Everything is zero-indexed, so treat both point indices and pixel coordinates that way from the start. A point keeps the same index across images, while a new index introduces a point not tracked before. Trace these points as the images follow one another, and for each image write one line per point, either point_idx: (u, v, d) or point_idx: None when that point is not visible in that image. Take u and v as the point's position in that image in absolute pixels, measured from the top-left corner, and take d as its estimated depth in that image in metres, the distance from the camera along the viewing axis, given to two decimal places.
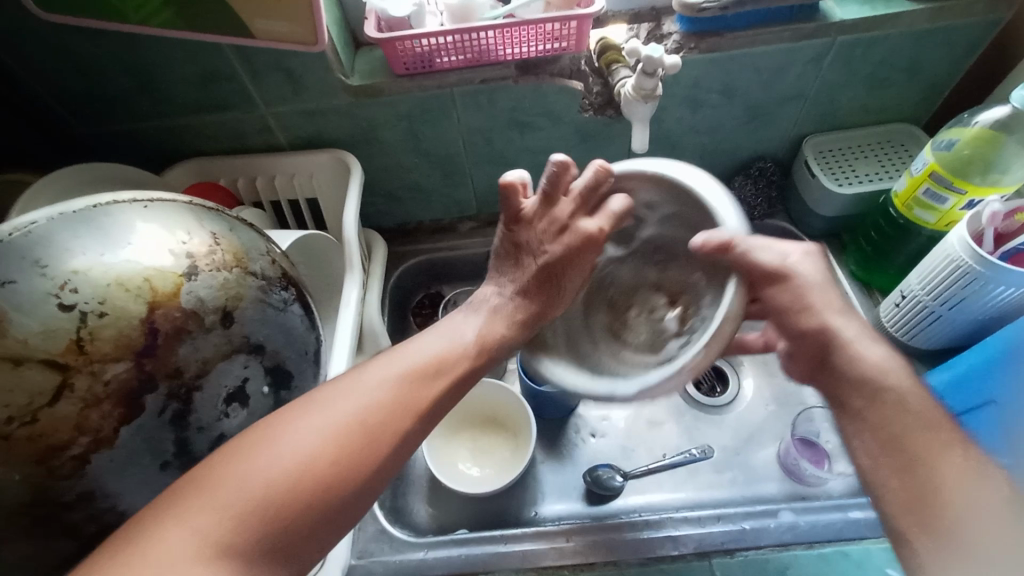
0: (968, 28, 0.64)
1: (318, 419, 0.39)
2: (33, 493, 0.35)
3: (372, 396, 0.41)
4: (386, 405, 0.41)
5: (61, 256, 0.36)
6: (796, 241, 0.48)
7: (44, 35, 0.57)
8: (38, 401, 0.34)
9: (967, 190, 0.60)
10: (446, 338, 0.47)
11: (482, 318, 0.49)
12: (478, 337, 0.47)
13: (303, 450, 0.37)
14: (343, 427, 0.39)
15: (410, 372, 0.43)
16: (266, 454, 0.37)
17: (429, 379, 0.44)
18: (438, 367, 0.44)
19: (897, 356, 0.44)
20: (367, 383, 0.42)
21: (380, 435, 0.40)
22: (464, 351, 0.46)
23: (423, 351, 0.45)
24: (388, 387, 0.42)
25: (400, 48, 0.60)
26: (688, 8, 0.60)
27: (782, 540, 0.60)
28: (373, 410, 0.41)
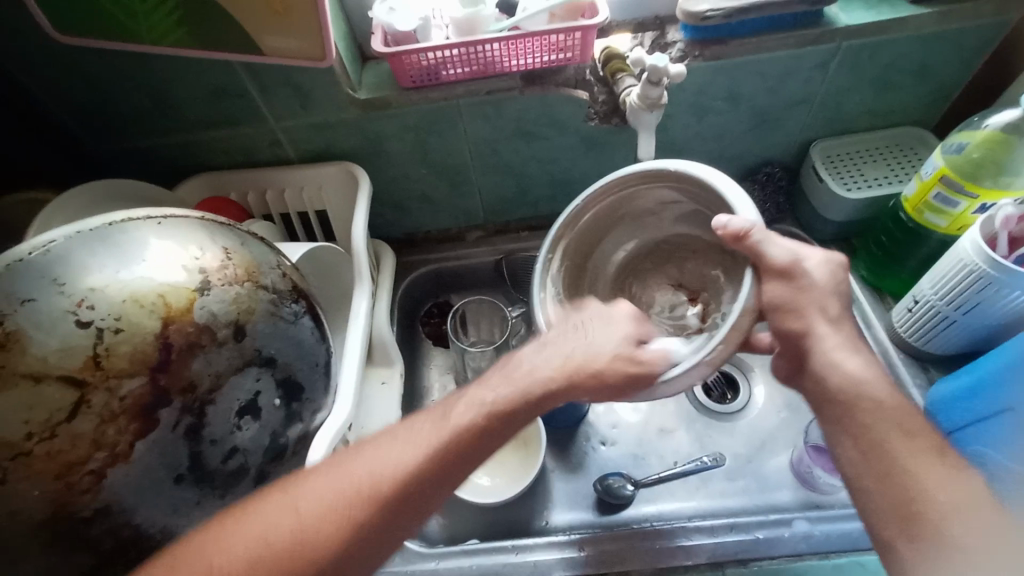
0: (975, 30, 0.63)
1: (270, 522, 0.39)
2: (52, 508, 0.35)
3: (327, 501, 0.39)
4: (331, 520, 0.39)
5: (78, 274, 0.37)
6: (818, 249, 0.49)
7: (62, 57, 0.58)
8: (57, 417, 0.35)
9: (979, 194, 0.59)
10: (415, 439, 0.42)
11: (460, 412, 0.43)
12: (454, 439, 0.42)
13: (248, 554, 0.37)
14: (293, 533, 0.38)
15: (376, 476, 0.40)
16: (219, 553, 0.37)
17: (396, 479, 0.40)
18: (397, 475, 0.40)
19: (872, 369, 0.46)
20: (327, 484, 0.40)
21: (319, 549, 0.38)
22: (447, 444, 0.42)
23: (386, 457, 0.41)
24: (345, 493, 0.40)
25: (407, 62, 0.61)
26: (692, 16, 0.61)
27: (797, 550, 0.59)
28: (313, 523, 0.39)
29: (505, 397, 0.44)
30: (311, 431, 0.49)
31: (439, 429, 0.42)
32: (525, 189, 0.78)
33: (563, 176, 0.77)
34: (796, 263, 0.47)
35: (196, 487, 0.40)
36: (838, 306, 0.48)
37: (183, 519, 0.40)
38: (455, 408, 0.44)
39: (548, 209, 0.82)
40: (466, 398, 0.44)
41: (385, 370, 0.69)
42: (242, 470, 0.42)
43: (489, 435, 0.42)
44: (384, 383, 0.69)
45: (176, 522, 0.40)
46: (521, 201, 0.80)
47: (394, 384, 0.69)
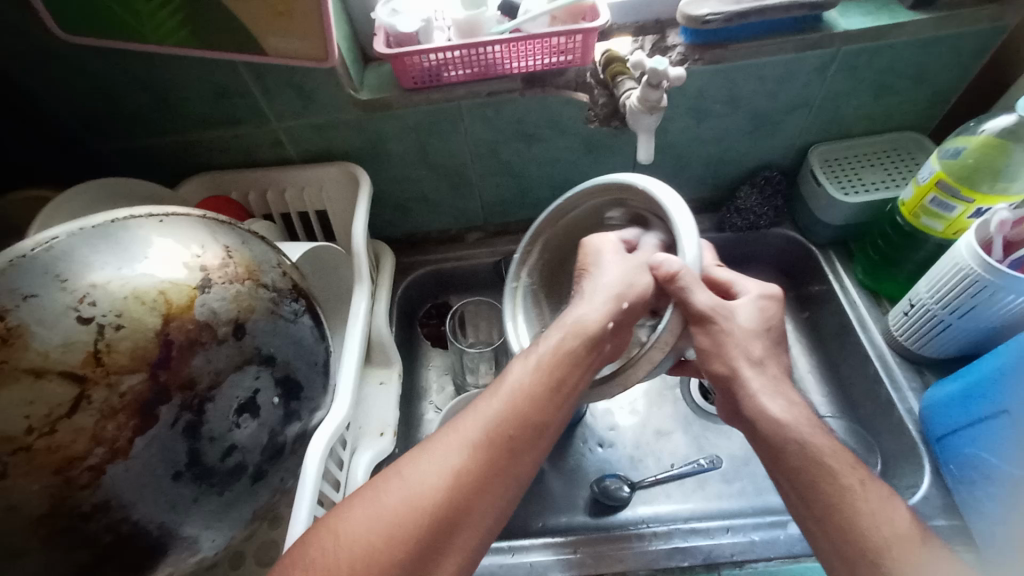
0: (972, 37, 0.64)
1: (397, 480, 0.43)
2: (51, 503, 0.35)
3: (443, 452, 0.44)
4: (439, 474, 0.43)
5: (80, 270, 0.38)
6: (755, 287, 0.54)
7: (65, 55, 0.59)
8: (57, 412, 0.35)
9: (975, 199, 0.60)
10: (491, 397, 0.47)
11: (523, 368, 0.48)
12: (526, 384, 0.46)
13: (386, 507, 0.41)
14: (421, 485, 0.42)
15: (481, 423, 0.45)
16: (354, 517, 0.41)
17: (501, 422, 0.45)
18: (486, 424, 0.45)
19: (801, 407, 0.47)
20: (440, 440, 0.45)
21: (437, 504, 0.41)
22: (533, 390, 0.46)
23: (469, 415, 0.46)
24: (457, 443, 0.44)
25: (409, 63, 0.61)
26: (693, 20, 0.61)
27: (793, 551, 0.59)
28: (423, 481, 0.42)
29: (558, 342, 0.49)
30: (308, 430, 0.49)
31: (508, 384, 0.47)
32: (525, 191, 0.79)
33: (563, 178, 0.77)
34: (717, 310, 0.50)
35: (194, 484, 0.40)
36: (762, 348, 0.50)
37: (180, 516, 0.40)
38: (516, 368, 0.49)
39: (547, 211, 0.83)
40: (522, 358, 0.49)
41: (383, 370, 0.70)
42: (240, 467, 0.43)
43: (559, 378, 0.47)
44: (382, 383, 0.69)
45: (173, 519, 0.40)
46: (521, 202, 0.81)
47: (392, 384, 0.69)
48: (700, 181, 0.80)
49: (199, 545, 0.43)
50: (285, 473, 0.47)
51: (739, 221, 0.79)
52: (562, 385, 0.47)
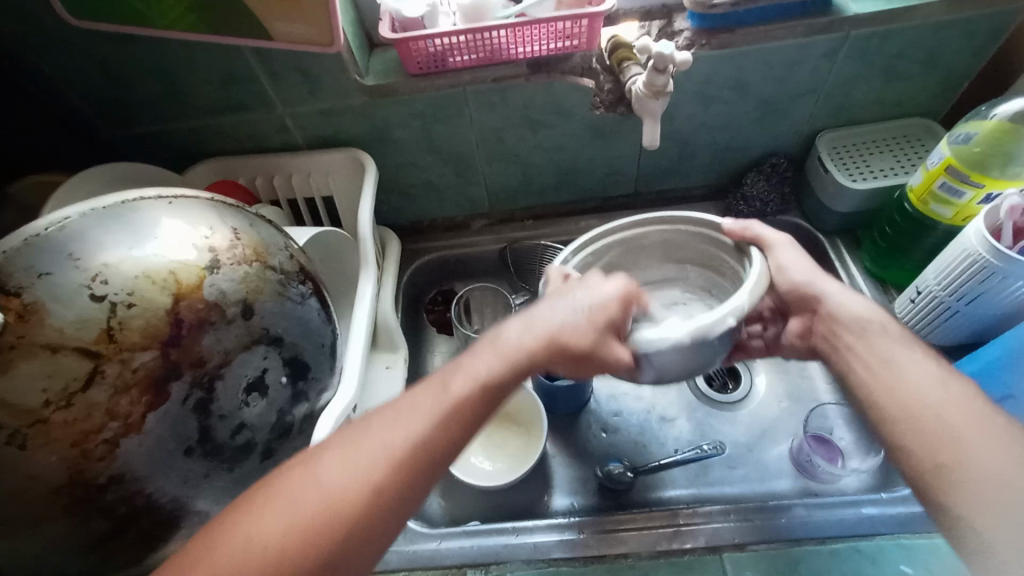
0: (986, 20, 0.63)
1: (297, 495, 0.39)
2: (69, 475, 0.36)
3: (354, 463, 0.41)
4: (334, 498, 0.40)
5: (92, 250, 0.38)
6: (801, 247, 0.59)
7: (76, 41, 0.59)
8: (73, 387, 0.36)
9: (985, 183, 0.59)
10: (413, 412, 0.43)
11: (463, 375, 0.45)
12: (447, 408, 0.43)
13: (285, 524, 0.38)
14: (322, 501, 0.39)
15: (399, 435, 0.42)
16: (248, 533, 0.38)
17: (417, 437, 0.42)
18: (405, 445, 0.41)
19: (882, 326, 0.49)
20: (352, 449, 0.41)
21: (340, 523, 0.39)
22: (459, 400, 0.44)
23: (373, 441, 0.42)
24: (371, 453, 0.41)
25: (414, 48, 0.61)
26: (700, 4, 0.61)
27: (796, 535, 0.59)
28: (328, 495, 0.39)
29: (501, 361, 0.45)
30: (316, 411, 0.50)
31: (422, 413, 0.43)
32: (530, 177, 0.79)
33: (568, 166, 0.77)
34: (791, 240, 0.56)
35: (206, 459, 0.41)
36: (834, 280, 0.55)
37: (192, 490, 0.41)
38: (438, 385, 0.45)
39: (553, 198, 0.83)
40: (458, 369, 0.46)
41: (389, 355, 0.71)
42: (250, 445, 0.44)
43: (474, 411, 0.44)
44: (388, 368, 0.70)
45: (186, 493, 0.41)
46: (526, 189, 0.81)
47: (398, 368, 0.70)
48: (707, 168, 0.79)
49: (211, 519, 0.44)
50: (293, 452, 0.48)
51: (745, 209, 0.79)
52: (473, 415, 0.44)
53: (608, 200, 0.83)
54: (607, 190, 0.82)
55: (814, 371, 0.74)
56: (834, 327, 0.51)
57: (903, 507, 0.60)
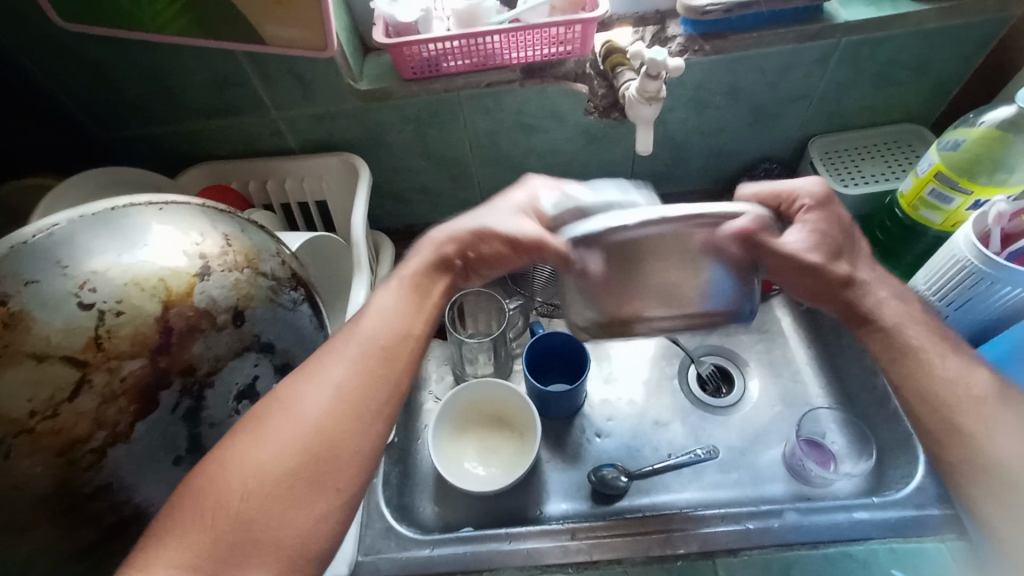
0: (975, 28, 0.64)
1: (271, 424, 0.41)
2: (55, 484, 0.36)
3: (316, 377, 0.43)
4: (309, 415, 0.41)
5: (81, 257, 0.38)
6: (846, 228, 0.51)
7: (66, 44, 0.59)
8: (60, 396, 0.36)
9: (972, 190, 0.60)
10: (359, 322, 0.46)
11: (392, 286, 0.49)
12: (388, 309, 0.47)
13: (264, 449, 0.40)
14: (297, 418, 0.41)
15: (351, 343, 0.45)
16: (229, 467, 0.39)
17: (368, 338, 0.45)
18: (359, 345, 0.45)
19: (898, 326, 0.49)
20: (312, 367, 0.44)
21: (318, 431, 0.41)
22: (399, 304, 0.48)
23: (330, 357, 0.44)
24: (330, 363, 0.44)
25: (408, 53, 0.61)
26: (693, 10, 0.61)
27: (787, 540, 0.60)
28: (300, 411, 0.41)
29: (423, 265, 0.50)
30: None
31: (369, 327, 0.46)
32: None
33: (562, 170, 0.77)
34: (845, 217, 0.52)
35: (196, 467, 0.41)
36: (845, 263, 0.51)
37: None
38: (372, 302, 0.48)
39: None
40: (387, 286, 0.49)
41: None
42: None
43: (417, 310, 0.48)
44: None
45: None
46: None
47: None
48: (700, 172, 0.80)
49: None
50: None
51: None
52: (414, 317, 0.48)
53: None
54: None
55: (807, 376, 0.75)
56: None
57: (893, 511, 0.60)
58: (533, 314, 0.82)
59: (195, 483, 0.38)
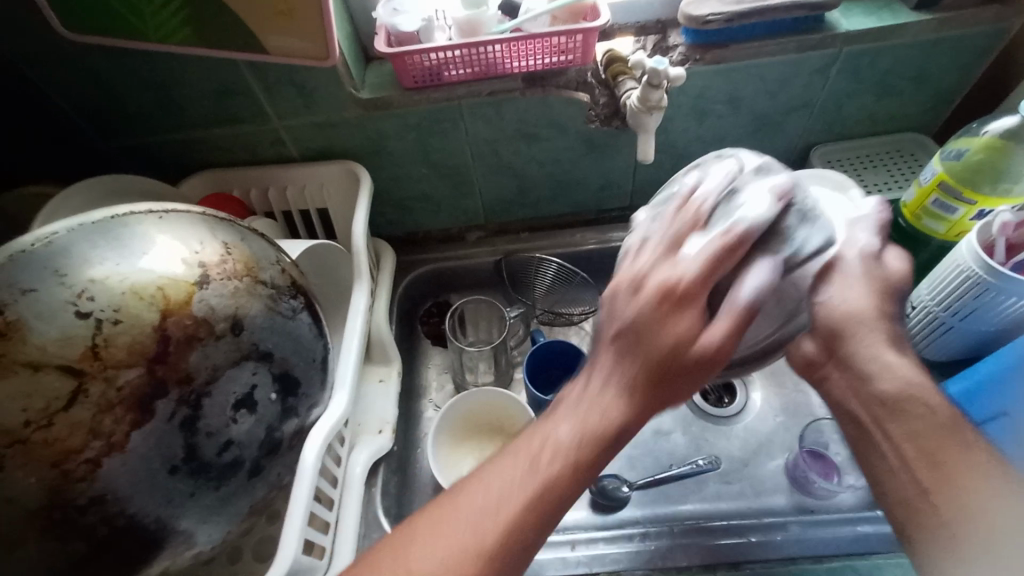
0: (977, 37, 0.64)
1: (451, 534, 0.39)
2: (49, 495, 0.36)
3: (500, 506, 0.39)
4: (485, 539, 0.38)
5: (78, 265, 0.38)
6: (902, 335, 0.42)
7: (72, 53, 0.59)
8: (55, 406, 0.36)
9: (977, 200, 0.60)
10: (525, 470, 0.39)
11: (571, 425, 0.39)
12: (536, 482, 0.39)
13: (439, 564, 0.38)
14: (473, 545, 0.38)
15: (535, 481, 0.39)
16: (406, 568, 0.38)
17: (534, 482, 0.39)
18: (535, 481, 0.39)
19: None
20: (492, 492, 0.40)
21: (492, 552, 0.38)
22: (544, 472, 0.39)
23: (503, 473, 0.40)
24: (517, 498, 0.39)
25: (409, 62, 0.61)
26: (693, 20, 0.61)
27: (791, 553, 0.59)
28: (484, 529, 0.38)
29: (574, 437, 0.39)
30: (307, 426, 0.50)
31: (550, 453, 0.39)
32: (525, 190, 0.79)
33: (564, 178, 0.77)
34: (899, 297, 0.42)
35: (191, 478, 0.40)
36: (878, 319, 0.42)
37: (177, 510, 0.40)
38: (540, 430, 0.41)
39: (548, 211, 0.82)
40: (566, 411, 0.40)
41: (383, 368, 0.70)
42: (237, 463, 0.43)
43: (580, 472, 0.39)
44: (382, 381, 0.69)
45: (170, 513, 0.40)
46: (522, 201, 0.80)
47: (391, 382, 0.69)
48: None
49: (195, 538, 0.43)
50: (282, 469, 0.47)
51: None
52: (586, 471, 0.39)
53: (603, 213, 0.83)
54: (602, 202, 0.81)
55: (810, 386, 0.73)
56: (880, 360, 0.40)
57: None
58: (534, 322, 0.82)
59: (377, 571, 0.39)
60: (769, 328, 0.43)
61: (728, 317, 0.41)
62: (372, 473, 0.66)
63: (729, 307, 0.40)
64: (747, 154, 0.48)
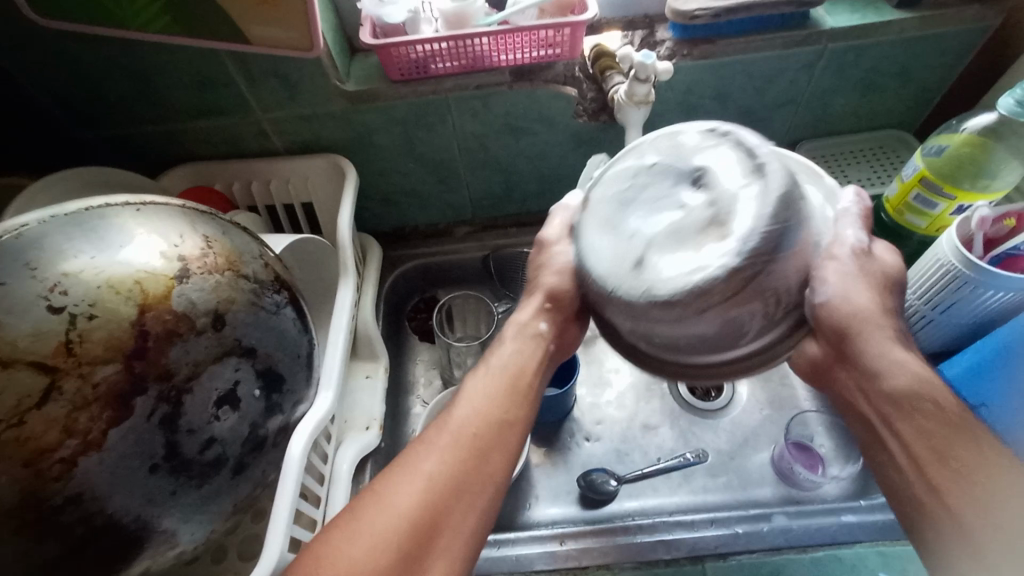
0: (958, 35, 0.65)
1: (422, 470, 0.43)
2: (22, 495, 0.35)
3: (450, 443, 0.44)
4: (446, 470, 0.43)
5: (51, 258, 0.37)
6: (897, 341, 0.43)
7: (44, 41, 0.57)
8: (27, 403, 0.34)
9: (956, 195, 0.61)
10: (463, 407, 0.46)
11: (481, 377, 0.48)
12: (469, 419, 0.45)
13: (413, 495, 0.42)
14: (441, 477, 0.43)
15: (466, 419, 0.45)
16: (385, 504, 0.41)
17: (468, 422, 0.45)
18: (469, 420, 0.45)
19: None
20: (449, 432, 0.45)
21: (451, 482, 0.42)
22: (471, 413, 0.46)
23: (455, 419, 0.45)
24: (457, 433, 0.45)
25: (395, 54, 0.60)
26: (682, 15, 0.61)
27: (776, 544, 0.60)
28: (444, 463, 0.43)
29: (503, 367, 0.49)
30: (292, 423, 0.49)
31: (471, 401, 0.46)
32: (513, 185, 0.78)
33: (553, 173, 0.77)
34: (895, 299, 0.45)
35: (172, 477, 0.39)
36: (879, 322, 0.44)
37: (158, 509, 0.39)
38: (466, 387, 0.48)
39: (537, 206, 0.82)
40: (480, 372, 0.49)
41: (370, 365, 0.69)
42: (220, 461, 0.42)
43: (503, 414, 0.46)
44: (368, 377, 0.68)
45: (150, 512, 0.39)
46: (510, 196, 0.80)
47: (378, 378, 0.69)
48: None
49: (178, 538, 0.42)
50: (267, 466, 0.47)
51: None
52: (508, 413, 0.46)
53: None
54: None
55: (795, 379, 0.74)
56: (889, 358, 0.43)
57: (881, 514, 0.61)
58: None
59: (355, 510, 0.42)
60: (770, 334, 0.42)
61: (736, 322, 0.39)
62: (359, 470, 0.66)
63: (743, 313, 0.38)
64: (745, 134, 0.41)
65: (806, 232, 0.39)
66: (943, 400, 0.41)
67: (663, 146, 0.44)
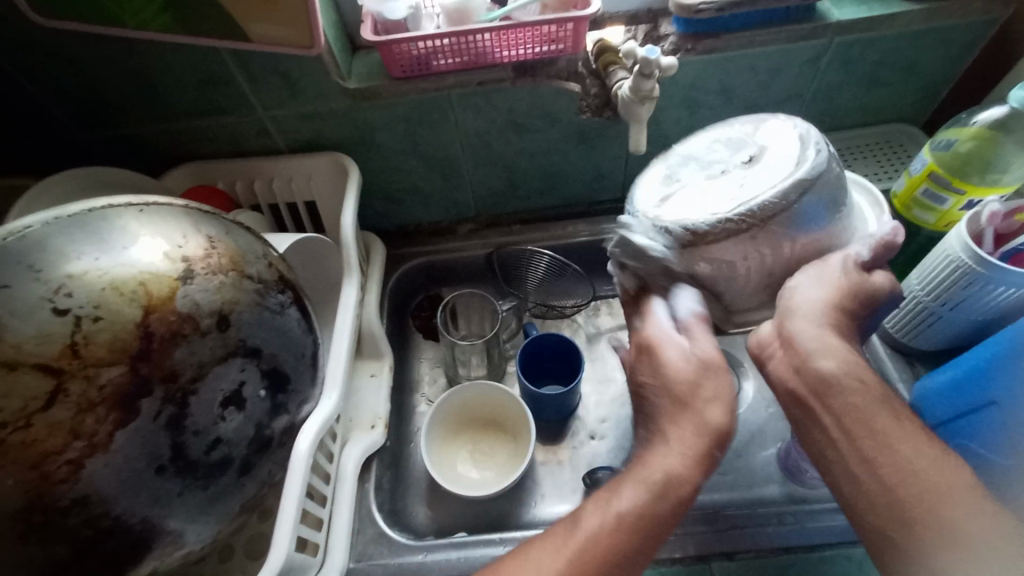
0: (967, 27, 0.64)
1: (533, 573, 0.43)
2: (29, 498, 0.35)
3: (560, 562, 0.43)
4: None
5: (55, 261, 0.37)
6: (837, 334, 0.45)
7: (45, 41, 0.57)
8: (32, 406, 0.34)
9: (966, 190, 0.60)
10: (574, 538, 0.44)
11: (601, 511, 0.45)
12: (579, 551, 0.43)
13: None
14: None
15: (579, 549, 0.43)
16: None
17: (579, 555, 0.43)
18: (578, 553, 0.43)
19: None
20: (557, 546, 0.44)
21: None
22: (582, 544, 0.44)
23: (556, 543, 0.45)
24: (565, 561, 0.43)
25: (397, 51, 0.60)
26: (685, 9, 0.61)
27: (784, 543, 0.60)
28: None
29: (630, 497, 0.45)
30: (297, 423, 0.49)
31: (581, 528, 0.45)
32: (516, 182, 0.78)
33: (556, 170, 0.76)
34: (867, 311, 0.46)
35: (178, 478, 0.39)
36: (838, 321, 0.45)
37: (164, 510, 0.40)
38: (582, 515, 0.46)
39: (540, 203, 0.82)
40: (601, 502, 0.46)
41: (374, 363, 0.69)
42: (226, 461, 0.42)
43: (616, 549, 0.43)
44: (373, 376, 0.69)
45: (157, 514, 0.39)
46: (513, 194, 0.80)
47: (383, 376, 0.69)
48: None
49: (184, 539, 0.42)
50: (273, 466, 0.47)
51: None
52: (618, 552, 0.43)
53: (595, 205, 0.83)
54: (594, 194, 0.81)
55: None
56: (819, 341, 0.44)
57: None
58: (527, 316, 0.81)
59: None
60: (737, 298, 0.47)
61: (718, 267, 0.45)
62: (365, 468, 0.66)
63: (729, 258, 0.45)
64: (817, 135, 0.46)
65: (822, 224, 0.45)
66: (867, 379, 0.43)
67: (747, 124, 0.50)
